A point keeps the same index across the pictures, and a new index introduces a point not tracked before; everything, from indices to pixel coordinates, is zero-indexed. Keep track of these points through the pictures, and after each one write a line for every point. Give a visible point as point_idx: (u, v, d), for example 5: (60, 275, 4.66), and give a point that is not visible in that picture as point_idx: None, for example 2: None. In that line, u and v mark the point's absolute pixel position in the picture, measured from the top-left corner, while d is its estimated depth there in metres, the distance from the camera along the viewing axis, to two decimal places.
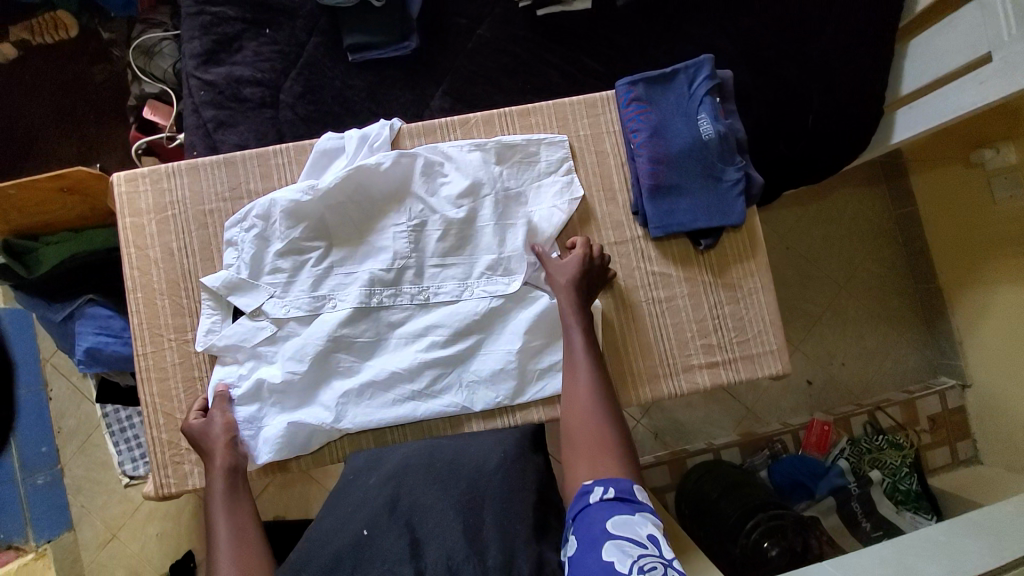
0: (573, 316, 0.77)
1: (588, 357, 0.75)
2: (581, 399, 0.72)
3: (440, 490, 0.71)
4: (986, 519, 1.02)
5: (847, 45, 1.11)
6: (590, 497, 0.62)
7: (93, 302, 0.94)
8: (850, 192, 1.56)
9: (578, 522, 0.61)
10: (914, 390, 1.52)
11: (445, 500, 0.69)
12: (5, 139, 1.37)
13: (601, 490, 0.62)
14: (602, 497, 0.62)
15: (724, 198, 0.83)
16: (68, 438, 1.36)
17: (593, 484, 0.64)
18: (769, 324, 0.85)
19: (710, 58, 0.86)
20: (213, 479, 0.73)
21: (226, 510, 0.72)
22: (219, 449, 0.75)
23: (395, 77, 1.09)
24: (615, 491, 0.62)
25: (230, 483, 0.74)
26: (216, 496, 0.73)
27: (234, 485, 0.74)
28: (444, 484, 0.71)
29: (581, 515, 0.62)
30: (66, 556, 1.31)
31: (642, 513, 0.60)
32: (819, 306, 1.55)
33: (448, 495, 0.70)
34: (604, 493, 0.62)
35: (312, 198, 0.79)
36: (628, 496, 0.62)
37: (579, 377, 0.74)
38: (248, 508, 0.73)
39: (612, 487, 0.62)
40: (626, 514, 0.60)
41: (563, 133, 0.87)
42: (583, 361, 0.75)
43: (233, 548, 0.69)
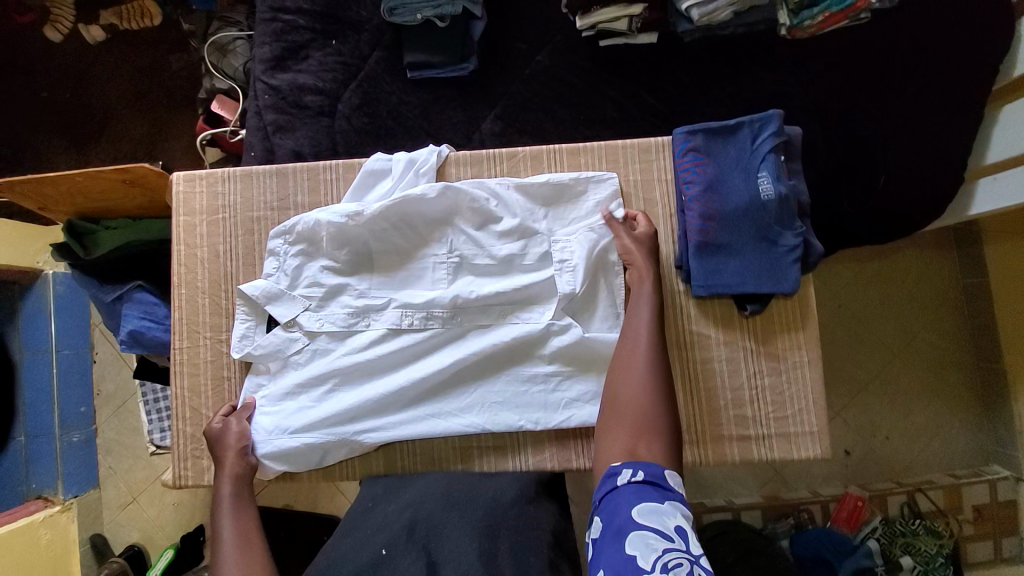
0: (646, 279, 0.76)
1: (651, 331, 0.72)
2: (637, 375, 0.70)
3: (457, 516, 0.74)
4: None
5: (931, 104, 1.03)
6: (618, 480, 0.62)
7: (141, 288, 0.98)
8: (915, 255, 1.46)
9: (604, 505, 0.61)
10: (961, 475, 1.39)
11: (464, 525, 0.73)
12: (86, 114, 1.46)
13: (630, 472, 0.62)
14: (630, 480, 0.62)
15: (777, 265, 0.78)
16: (106, 401, 1.44)
17: (622, 467, 0.64)
18: (812, 404, 0.80)
19: (780, 113, 0.80)
20: (222, 483, 0.75)
21: (232, 514, 0.74)
22: (230, 453, 0.76)
23: (450, 97, 1.10)
24: (644, 473, 0.62)
25: (237, 490, 0.76)
26: (224, 500, 0.75)
27: (240, 493, 0.76)
28: (462, 513, 0.74)
29: (607, 496, 0.62)
30: (90, 513, 1.38)
31: (671, 502, 0.59)
32: (866, 371, 1.45)
33: (466, 521, 0.74)
34: (633, 476, 0.62)
35: (355, 221, 0.80)
36: (658, 480, 0.62)
37: (637, 352, 0.71)
38: (253, 515, 0.75)
39: (641, 470, 0.62)
40: (653, 500, 0.59)
41: (612, 171, 0.85)
42: (644, 333, 0.72)
43: (234, 554, 0.71)
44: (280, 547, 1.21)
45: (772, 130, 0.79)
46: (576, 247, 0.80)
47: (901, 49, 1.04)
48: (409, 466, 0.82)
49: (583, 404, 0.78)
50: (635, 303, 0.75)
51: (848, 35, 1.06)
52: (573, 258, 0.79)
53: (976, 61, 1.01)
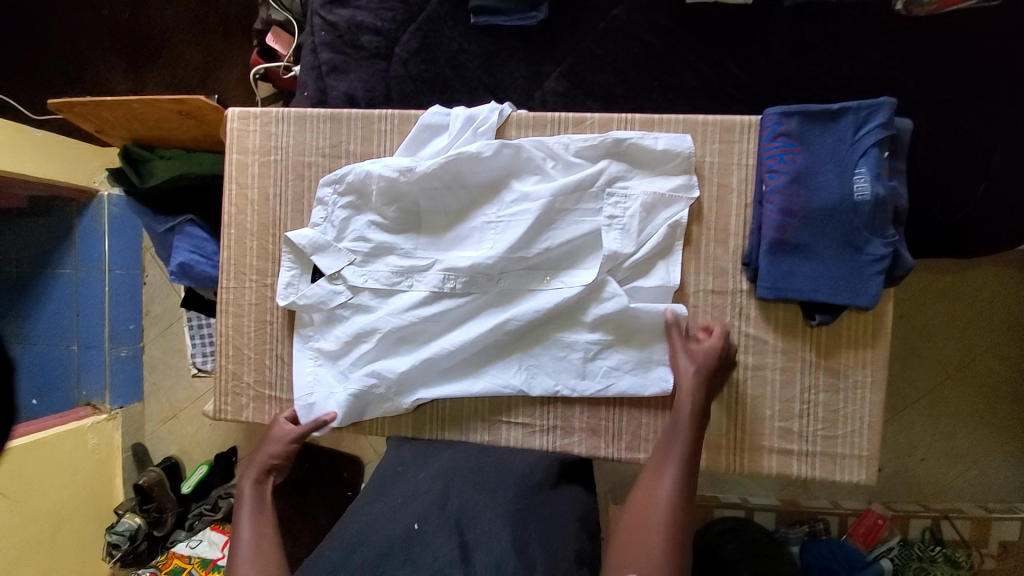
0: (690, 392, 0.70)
1: (685, 450, 0.69)
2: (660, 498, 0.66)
3: (489, 497, 0.70)
4: None
5: None
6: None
7: (192, 222, 0.98)
8: (997, 275, 1.33)
9: None
10: (993, 509, 1.33)
11: (495, 507, 0.68)
12: (143, 36, 1.44)
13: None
14: None
15: (859, 274, 0.70)
16: (153, 322, 1.51)
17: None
18: (867, 427, 0.74)
19: (893, 101, 0.70)
20: (245, 486, 0.77)
21: (252, 516, 0.74)
22: (258, 457, 0.79)
23: (514, 49, 1.01)
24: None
25: (259, 493, 0.77)
26: (244, 507, 0.75)
27: (260, 498, 0.76)
28: (493, 493, 0.70)
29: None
30: (133, 422, 1.49)
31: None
32: (914, 390, 1.37)
33: (497, 502, 0.69)
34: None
35: (406, 176, 0.77)
36: None
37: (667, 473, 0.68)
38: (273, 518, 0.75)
39: None
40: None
41: (687, 134, 0.77)
42: (676, 453, 0.69)
43: (253, 548, 0.70)
44: None
45: (881, 120, 0.69)
46: (632, 205, 0.75)
47: None
48: (436, 429, 0.83)
49: (621, 374, 0.76)
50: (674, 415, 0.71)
51: (981, 17, 0.90)
52: (624, 215, 0.74)
53: None
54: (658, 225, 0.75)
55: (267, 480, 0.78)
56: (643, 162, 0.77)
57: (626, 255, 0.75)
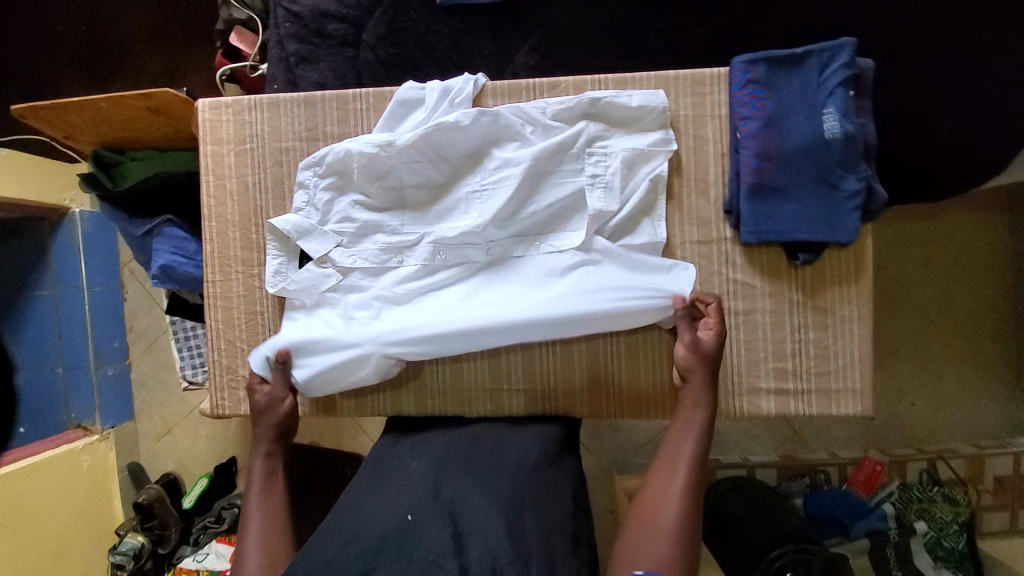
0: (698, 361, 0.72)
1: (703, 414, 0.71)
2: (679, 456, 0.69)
3: (482, 487, 0.66)
4: None
5: (1013, 46, 0.89)
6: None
7: (170, 222, 0.97)
8: (967, 218, 1.37)
9: None
10: (985, 445, 1.36)
11: (488, 496, 0.65)
12: (100, 48, 1.40)
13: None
14: None
15: (836, 211, 0.72)
16: (138, 338, 1.47)
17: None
18: (858, 361, 0.76)
19: (853, 42, 0.72)
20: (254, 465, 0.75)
21: (261, 500, 0.72)
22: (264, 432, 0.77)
23: (481, 26, 1.00)
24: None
25: (267, 474, 0.74)
26: (253, 489, 0.73)
27: (270, 479, 0.74)
28: (486, 483, 0.67)
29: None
30: (127, 441, 1.45)
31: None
32: (899, 337, 1.40)
33: (490, 492, 0.65)
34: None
35: (386, 152, 0.77)
36: None
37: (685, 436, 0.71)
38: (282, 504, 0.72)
39: None
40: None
41: (660, 89, 0.78)
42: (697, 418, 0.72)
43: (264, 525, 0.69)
44: None
45: (843, 61, 0.71)
46: (613, 162, 0.76)
47: None
48: (439, 405, 0.83)
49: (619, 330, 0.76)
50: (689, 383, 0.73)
51: None
52: (606, 173, 0.76)
53: None
54: (640, 181, 0.77)
55: (276, 456, 0.76)
56: (620, 118, 0.78)
57: (612, 213, 0.76)
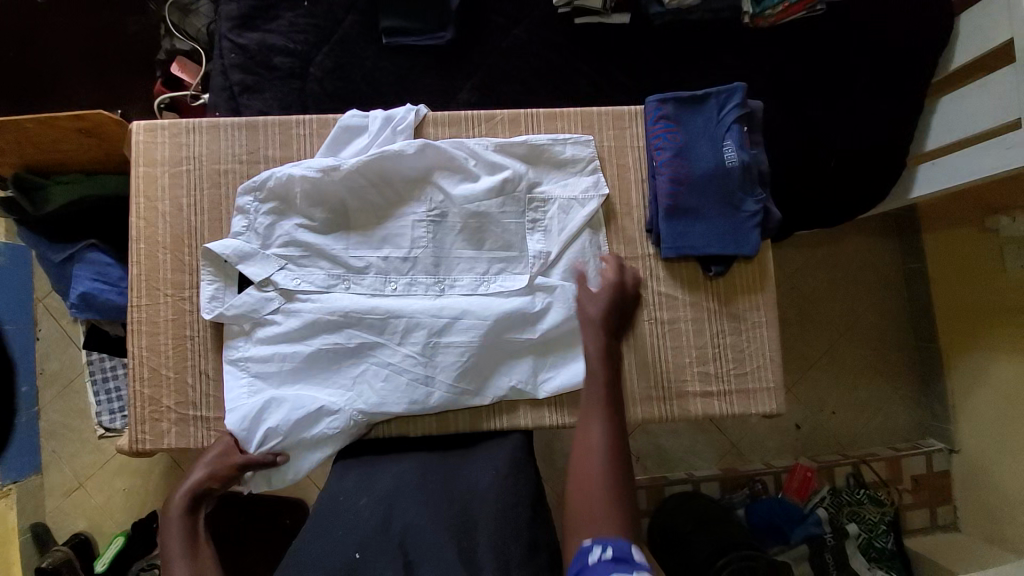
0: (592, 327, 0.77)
1: (604, 369, 0.75)
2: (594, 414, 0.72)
3: (432, 509, 0.66)
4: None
5: (876, 95, 1.06)
6: (589, 558, 0.58)
7: (94, 247, 0.94)
8: (861, 243, 1.53)
9: None
10: (900, 448, 1.47)
11: (438, 521, 0.64)
12: (30, 75, 1.35)
13: (600, 549, 0.58)
14: (600, 558, 0.57)
15: (740, 229, 0.82)
16: (51, 379, 1.35)
17: (591, 545, 0.60)
18: (770, 361, 0.85)
19: (743, 87, 0.84)
20: (170, 518, 0.72)
21: (184, 554, 0.69)
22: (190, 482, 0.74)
23: (427, 66, 1.07)
24: (613, 550, 0.58)
25: (191, 526, 0.72)
26: (174, 544, 0.70)
27: (194, 531, 0.72)
28: (437, 508, 0.66)
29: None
30: (29, 500, 1.29)
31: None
32: (818, 351, 1.51)
33: (440, 517, 0.64)
34: (603, 553, 0.58)
35: (331, 177, 0.79)
36: (625, 555, 0.58)
37: (594, 394, 0.74)
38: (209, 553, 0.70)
39: (609, 547, 0.58)
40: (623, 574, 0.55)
41: (588, 135, 0.88)
42: (599, 375, 0.75)
43: None
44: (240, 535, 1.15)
45: (737, 102, 0.83)
46: (550, 208, 0.84)
47: (860, 35, 1.06)
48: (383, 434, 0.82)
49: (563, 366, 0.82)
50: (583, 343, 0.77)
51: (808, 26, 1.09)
52: (545, 219, 0.84)
53: (919, 53, 1.05)
54: (577, 223, 0.84)
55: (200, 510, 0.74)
56: (557, 163, 0.86)
57: (553, 259, 0.84)
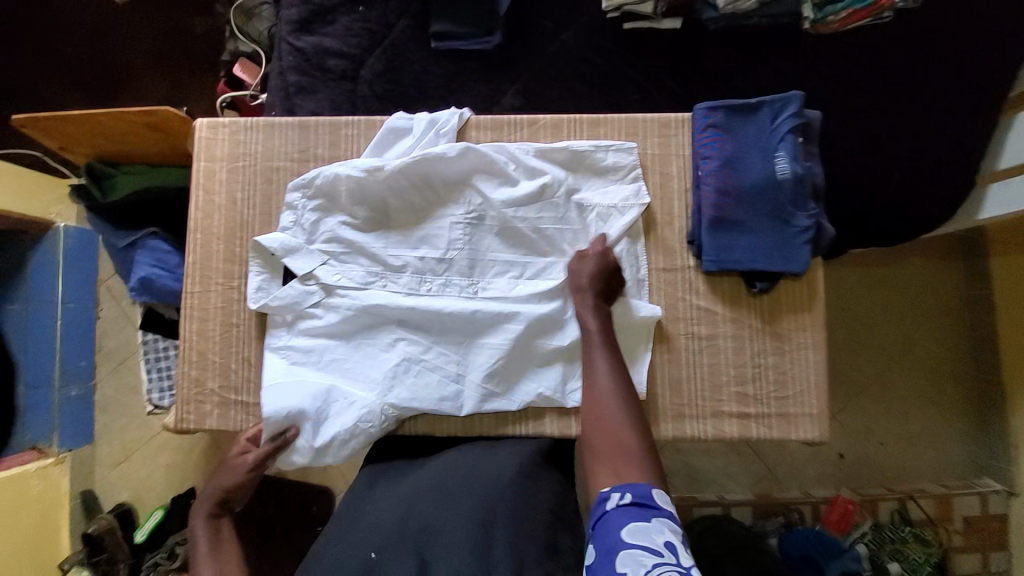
0: (591, 305, 0.77)
1: (603, 339, 0.77)
2: (602, 383, 0.74)
3: (450, 509, 0.65)
4: None
5: (945, 108, 0.99)
6: (608, 505, 0.62)
7: (155, 235, 0.99)
8: (921, 265, 1.43)
9: (597, 532, 0.60)
10: (952, 486, 1.36)
11: (456, 518, 0.64)
12: (107, 73, 1.45)
13: (618, 496, 0.62)
14: (619, 503, 0.61)
15: (789, 244, 0.79)
16: (107, 357, 1.44)
17: (610, 492, 0.63)
18: (814, 385, 0.81)
19: (801, 95, 0.80)
20: (197, 524, 0.77)
21: (208, 557, 0.74)
22: (212, 489, 0.79)
23: (472, 69, 1.08)
24: (632, 496, 0.62)
25: (214, 530, 0.77)
26: (200, 547, 0.75)
27: (218, 535, 0.76)
28: (454, 505, 0.66)
29: (599, 524, 0.61)
30: (82, 467, 1.38)
31: (660, 520, 0.59)
32: (866, 376, 1.43)
33: (458, 514, 0.64)
34: (621, 499, 0.62)
35: (375, 178, 0.81)
36: (645, 500, 0.61)
37: (599, 362, 0.75)
38: (230, 557, 0.74)
39: (628, 493, 0.62)
40: (642, 520, 0.59)
41: (632, 142, 0.86)
42: (598, 343, 0.76)
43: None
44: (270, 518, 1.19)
45: (792, 112, 0.79)
46: (591, 215, 0.84)
47: (932, 43, 1.00)
48: (409, 432, 0.83)
49: None
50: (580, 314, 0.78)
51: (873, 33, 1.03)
52: (585, 225, 0.84)
53: (998, 64, 0.98)
54: (616, 230, 0.83)
55: (222, 516, 0.79)
56: (599, 170, 0.85)
57: None
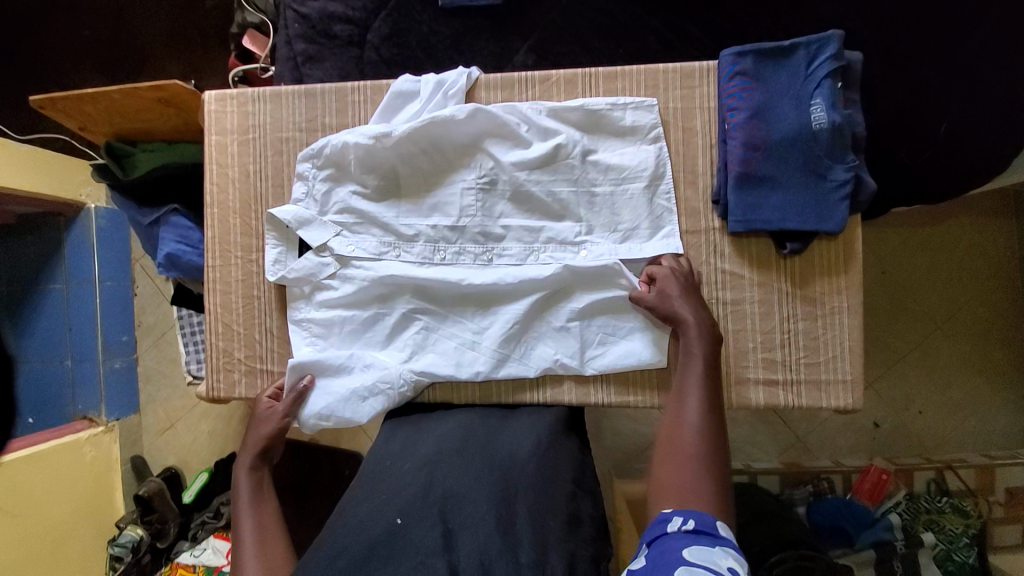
0: (688, 306, 0.73)
1: (703, 341, 0.72)
2: (691, 395, 0.70)
3: (474, 479, 0.64)
4: None
5: (1014, 41, 0.86)
6: (668, 526, 0.60)
7: (177, 211, 1.01)
8: (975, 223, 1.32)
9: (652, 547, 0.59)
10: (996, 455, 1.30)
11: (479, 488, 0.63)
12: (124, 53, 1.45)
13: (680, 520, 0.60)
14: (679, 528, 0.59)
15: (825, 201, 0.73)
16: (145, 332, 1.51)
17: (672, 514, 0.61)
18: (847, 351, 0.76)
19: (842, 34, 0.73)
20: (241, 475, 0.79)
21: (251, 508, 0.75)
22: (251, 443, 0.80)
23: (481, 27, 1.01)
24: (696, 522, 0.59)
25: (256, 481, 0.78)
26: (243, 497, 0.77)
27: (259, 486, 0.78)
28: (477, 474, 0.65)
29: (656, 542, 0.59)
30: (130, 435, 1.48)
31: (724, 547, 0.56)
32: (906, 344, 1.35)
33: (481, 485, 0.63)
34: (683, 524, 0.59)
35: (384, 145, 0.79)
36: (709, 529, 0.59)
37: (692, 370, 0.72)
38: (272, 508, 0.76)
39: (691, 519, 0.60)
40: (705, 545, 0.57)
41: (653, 98, 0.80)
42: (698, 347, 0.72)
43: (257, 540, 0.71)
44: (304, 477, 1.26)
45: (831, 53, 0.72)
46: (610, 176, 0.79)
47: None
48: (428, 399, 0.84)
49: (616, 340, 0.79)
50: (680, 314, 0.73)
51: None
52: (604, 188, 0.79)
53: None
54: (636, 191, 0.79)
55: (263, 467, 0.80)
56: (618, 128, 0.80)
57: (625, 231, 0.79)
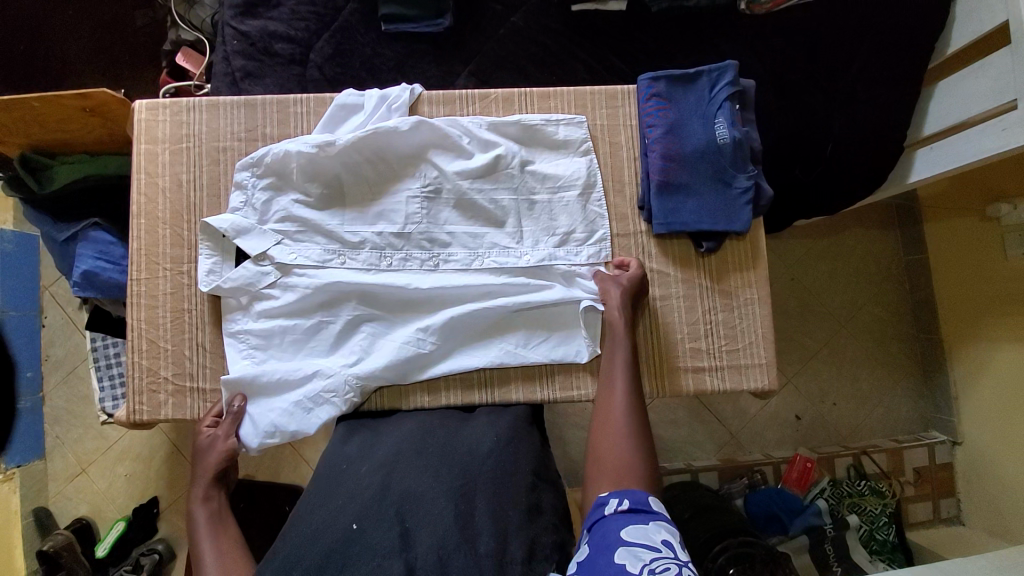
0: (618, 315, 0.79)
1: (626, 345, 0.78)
2: (616, 399, 0.74)
3: (431, 478, 0.65)
4: (1007, 558, 0.96)
5: (877, 76, 1.03)
6: (606, 509, 0.61)
7: (98, 226, 0.96)
8: (863, 234, 1.52)
9: (594, 531, 0.60)
10: (903, 440, 1.45)
11: (437, 487, 0.64)
12: (40, 67, 1.37)
13: (616, 501, 0.61)
14: (616, 509, 0.61)
15: (732, 205, 0.83)
16: (54, 367, 1.37)
17: (608, 496, 0.63)
18: (761, 338, 0.85)
19: (736, 64, 0.84)
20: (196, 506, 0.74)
21: (210, 536, 0.71)
22: (202, 473, 0.76)
23: (423, 52, 1.07)
24: (630, 502, 0.61)
25: (213, 510, 0.74)
26: (200, 526, 0.73)
27: (217, 512, 0.74)
28: (435, 473, 0.66)
29: (596, 526, 0.61)
30: (34, 484, 1.31)
31: (657, 522, 0.59)
32: (816, 342, 1.50)
33: (441, 482, 0.65)
34: (620, 505, 0.61)
35: (326, 155, 0.81)
36: (643, 506, 0.61)
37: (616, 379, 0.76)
38: (233, 534, 0.73)
39: (627, 499, 0.61)
40: (640, 523, 0.59)
41: (582, 115, 0.89)
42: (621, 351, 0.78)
43: (219, 566, 0.68)
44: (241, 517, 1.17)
45: (728, 79, 0.83)
46: (545, 185, 0.86)
47: (860, 17, 1.03)
48: (374, 406, 0.83)
49: (557, 339, 0.83)
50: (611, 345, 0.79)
51: None
52: (539, 196, 0.85)
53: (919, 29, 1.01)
54: (569, 197, 0.86)
55: (219, 494, 0.77)
56: (551, 141, 0.87)
57: (564, 236, 0.85)
